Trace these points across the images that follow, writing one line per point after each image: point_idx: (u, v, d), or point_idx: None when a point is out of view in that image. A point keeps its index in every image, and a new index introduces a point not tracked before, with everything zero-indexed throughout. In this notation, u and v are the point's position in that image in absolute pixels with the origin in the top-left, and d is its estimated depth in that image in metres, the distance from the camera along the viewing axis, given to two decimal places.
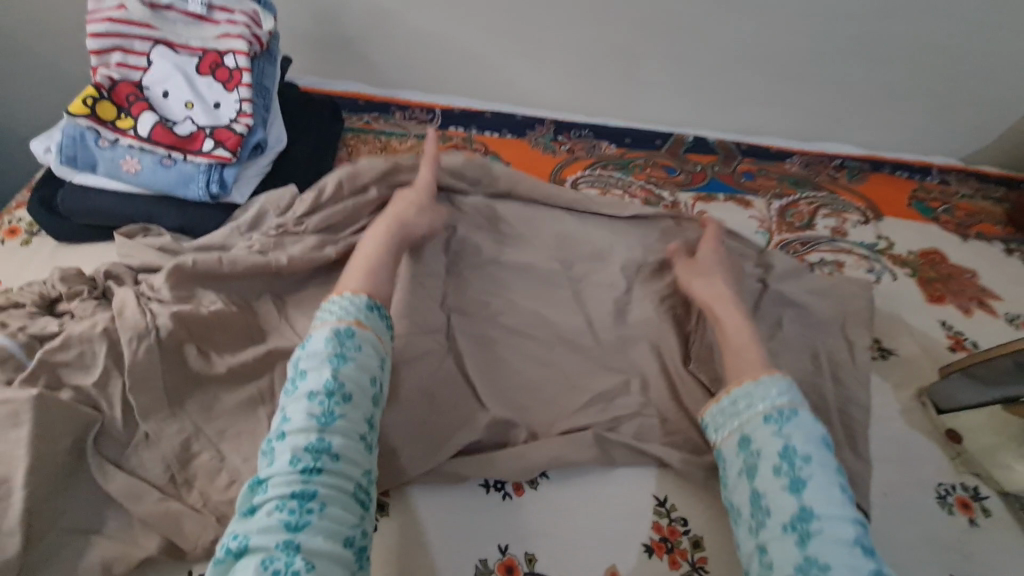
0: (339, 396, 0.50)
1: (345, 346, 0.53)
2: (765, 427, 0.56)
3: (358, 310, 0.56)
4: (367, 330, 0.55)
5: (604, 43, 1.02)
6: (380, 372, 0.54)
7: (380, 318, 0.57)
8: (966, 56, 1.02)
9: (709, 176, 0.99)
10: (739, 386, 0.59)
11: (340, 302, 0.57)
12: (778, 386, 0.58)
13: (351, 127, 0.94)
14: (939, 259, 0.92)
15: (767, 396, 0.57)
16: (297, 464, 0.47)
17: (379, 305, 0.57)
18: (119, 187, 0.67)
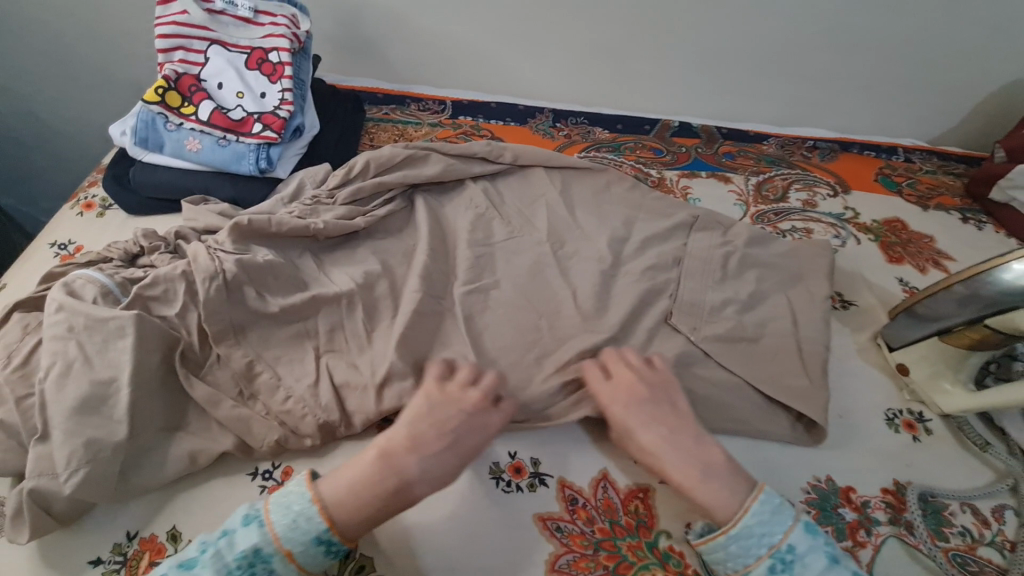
0: None
1: (259, 566, 0.51)
2: None
3: (303, 540, 0.52)
4: (292, 564, 0.52)
5: (598, 39, 1.14)
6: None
7: (323, 552, 0.53)
8: (926, 46, 1.13)
9: (694, 156, 1.10)
10: (726, 533, 0.56)
11: (301, 511, 0.53)
12: (766, 513, 0.56)
13: (372, 117, 1.06)
14: (900, 226, 1.02)
15: (762, 539, 0.55)
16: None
17: (328, 542, 0.53)
18: (182, 165, 0.79)
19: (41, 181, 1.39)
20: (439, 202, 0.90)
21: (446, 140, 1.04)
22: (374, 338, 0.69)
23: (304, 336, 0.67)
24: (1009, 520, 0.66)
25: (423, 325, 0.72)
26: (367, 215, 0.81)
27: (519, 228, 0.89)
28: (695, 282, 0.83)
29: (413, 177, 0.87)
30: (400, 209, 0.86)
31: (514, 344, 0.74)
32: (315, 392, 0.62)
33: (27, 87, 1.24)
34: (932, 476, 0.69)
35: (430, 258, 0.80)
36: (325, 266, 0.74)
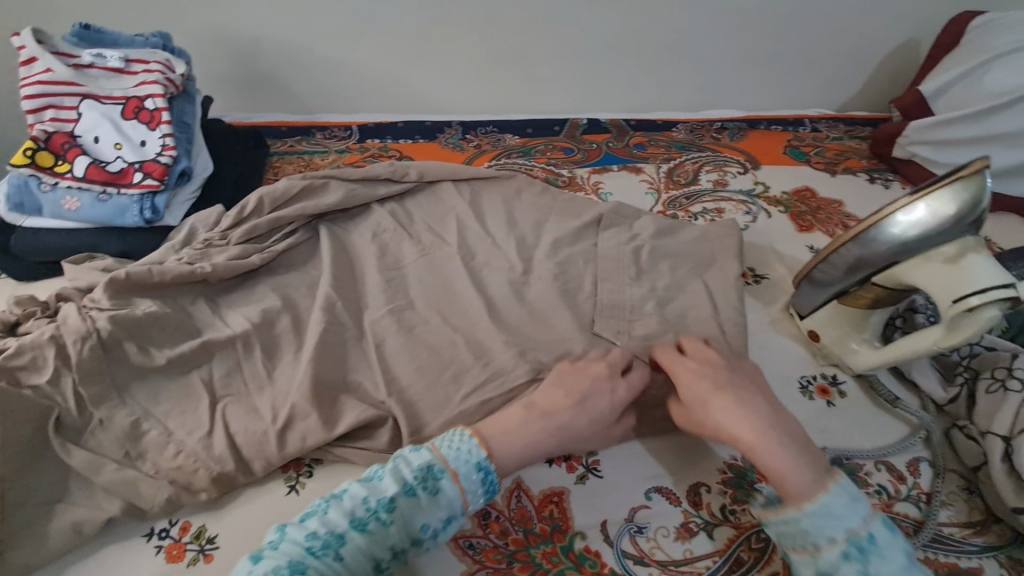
0: (386, 514, 0.52)
1: (429, 481, 0.54)
2: (847, 565, 0.50)
3: (465, 463, 0.56)
4: (457, 485, 0.55)
5: (496, 48, 1.14)
6: (439, 524, 0.54)
7: (482, 480, 0.56)
8: (812, 19, 1.17)
9: (605, 152, 1.11)
10: (800, 508, 0.53)
11: (461, 444, 0.57)
12: (846, 503, 0.52)
13: (276, 151, 1.05)
14: (809, 195, 1.04)
15: (838, 524, 0.51)
16: (310, 540, 0.49)
17: (487, 468, 0.56)
18: (64, 225, 0.76)
19: None
20: (345, 228, 0.89)
21: (354, 165, 1.03)
22: (275, 376, 0.67)
23: (195, 385, 0.64)
24: (924, 472, 0.66)
25: (326, 356, 0.70)
26: (263, 251, 0.79)
27: (429, 245, 0.88)
28: (610, 281, 0.83)
29: (313, 207, 0.86)
30: (304, 241, 0.84)
31: (424, 363, 0.73)
32: (207, 443, 0.60)
33: None
34: (848, 439, 0.69)
35: (334, 287, 0.79)
36: (219, 309, 0.72)
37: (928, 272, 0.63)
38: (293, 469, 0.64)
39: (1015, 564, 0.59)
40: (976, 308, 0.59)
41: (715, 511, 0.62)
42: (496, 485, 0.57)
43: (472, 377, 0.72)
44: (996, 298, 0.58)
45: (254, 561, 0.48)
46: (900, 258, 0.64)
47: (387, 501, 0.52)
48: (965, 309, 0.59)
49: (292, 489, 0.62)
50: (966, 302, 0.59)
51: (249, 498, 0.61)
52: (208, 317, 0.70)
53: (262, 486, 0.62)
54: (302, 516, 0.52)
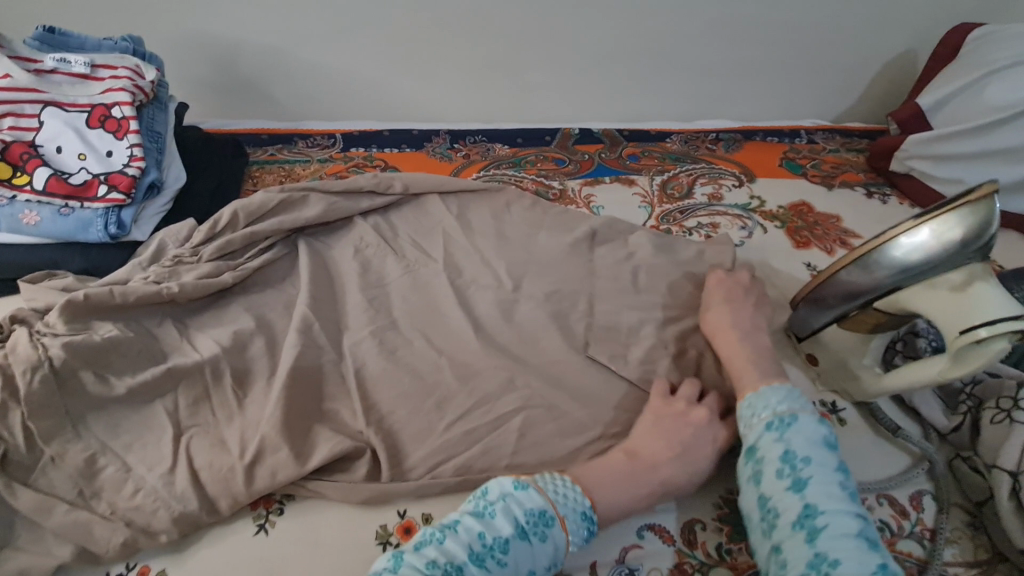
0: (499, 555, 0.50)
1: (541, 526, 0.53)
2: (767, 432, 0.57)
3: (572, 509, 0.55)
4: (566, 533, 0.54)
5: (485, 54, 1.11)
6: (542, 571, 0.52)
7: (585, 530, 0.55)
8: (807, 29, 1.14)
9: (597, 163, 1.08)
10: (745, 398, 0.62)
11: (567, 490, 0.56)
12: (782, 394, 0.61)
13: (256, 160, 1.00)
14: (806, 210, 1.02)
15: (770, 404, 0.60)
16: (430, 569, 0.48)
17: (591, 518, 0.56)
18: (22, 240, 0.72)
19: None
20: (325, 243, 0.85)
21: (337, 175, 0.99)
22: (245, 405, 0.63)
23: (157, 416, 0.60)
24: (927, 506, 0.63)
25: (302, 384, 0.66)
26: (237, 269, 0.75)
27: (414, 262, 0.84)
28: (605, 301, 0.80)
29: (292, 221, 0.81)
30: (282, 257, 0.80)
31: (406, 390, 0.69)
32: (169, 480, 0.57)
33: None
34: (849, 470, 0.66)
35: (311, 306, 0.74)
36: (187, 332, 0.68)
37: (934, 302, 0.60)
38: (263, 506, 0.60)
39: None
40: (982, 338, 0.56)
41: (711, 551, 0.59)
42: (593, 534, 0.56)
43: (457, 404, 0.69)
44: (1005, 331, 0.55)
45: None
46: (901, 284, 0.62)
47: (502, 541, 0.51)
48: (972, 340, 0.56)
49: (260, 529, 0.58)
50: (973, 333, 0.56)
51: (214, 539, 0.57)
52: (174, 341, 0.66)
53: (229, 525, 0.58)
54: (414, 542, 0.51)
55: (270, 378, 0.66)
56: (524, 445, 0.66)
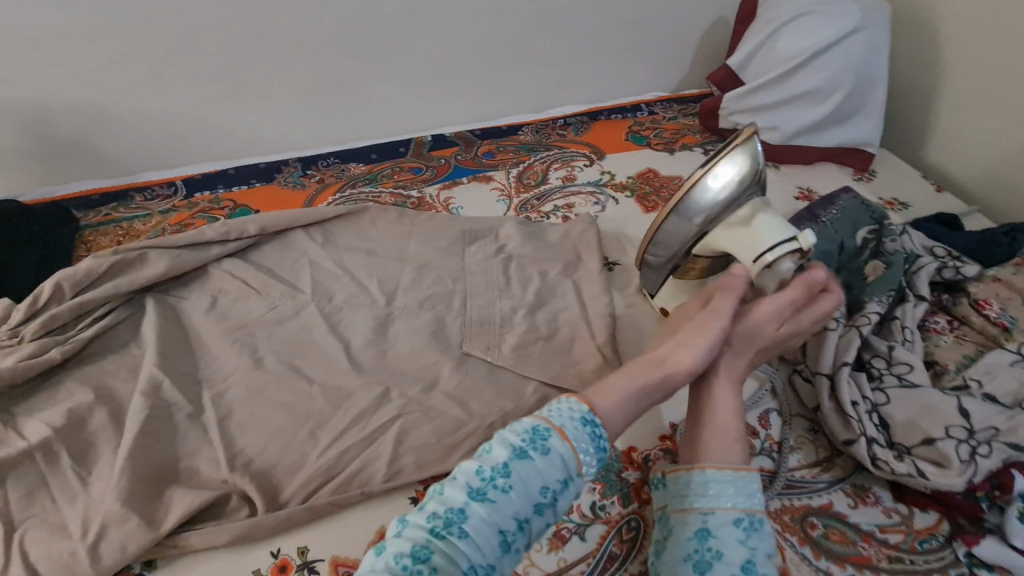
0: (500, 482, 0.47)
1: (539, 441, 0.49)
2: (734, 528, 0.53)
3: (570, 419, 0.51)
4: (567, 442, 0.50)
5: (322, 77, 1.10)
6: (558, 486, 0.49)
7: (592, 434, 0.51)
8: (624, 11, 1.23)
9: (454, 165, 1.10)
10: (718, 469, 0.57)
11: (565, 405, 0.53)
12: (756, 487, 0.56)
13: (88, 224, 0.94)
14: (652, 176, 1.10)
15: (746, 497, 0.55)
16: (431, 521, 0.46)
17: (592, 421, 0.52)
18: None
19: None
20: (172, 296, 0.81)
21: (182, 223, 0.95)
22: (90, 484, 0.60)
23: None
24: (775, 422, 0.69)
25: (153, 446, 0.63)
26: (67, 342, 0.70)
27: (279, 297, 0.83)
28: (481, 296, 0.84)
29: (130, 283, 0.77)
30: (124, 319, 0.76)
31: (275, 428, 0.67)
32: None
33: None
34: None
35: (159, 364, 0.71)
36: (13, 420, 0.63)
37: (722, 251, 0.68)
38: None
39: (859, 491, 0.63)
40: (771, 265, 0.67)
41: (587, 511, 0.62)
42: (605, 439, 0.52)
43: (327, 430, 0.68)
44: (784, 251, 0.65)
45: (380, 553, 0.45)
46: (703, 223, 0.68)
47: (499, 468, 0.48)
48: (764, 264, 0.65)
49: None
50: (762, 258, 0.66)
51: None
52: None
53: None
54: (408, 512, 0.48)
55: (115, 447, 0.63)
56: (400, 453, 0.66)
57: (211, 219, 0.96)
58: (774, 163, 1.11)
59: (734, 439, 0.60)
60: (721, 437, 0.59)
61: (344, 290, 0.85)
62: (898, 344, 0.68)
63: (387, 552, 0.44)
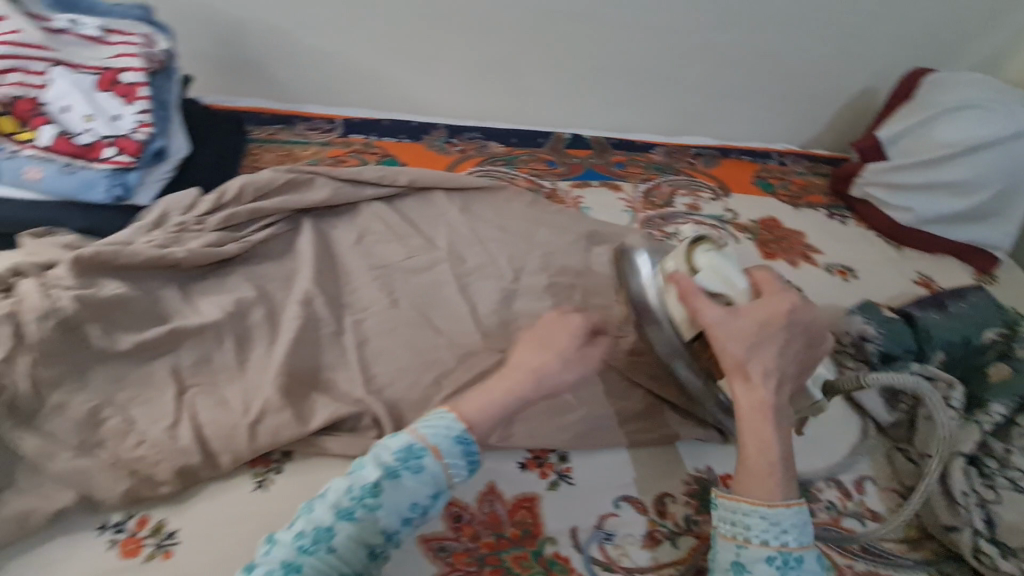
0: (370, 500, 0.52)
1: (414, 461, 0.54)
2: (769, 566, 0.55)
3: (445, 437, 0.56)
4: (439, 460, 0.54)
5: (487, 56, 1.16)
6: (427, 500, 0.54)
7: (465, 451, 0.56)
8: (783, 60, 1.24)
9: (586, 167, 1.14)
10: (755, 507, 0.57)
11: (443, 420, 0.57)
12: (795, 525, 0.57)
13: (255, 138, 1.02)
14: (775, 225, 1.10)
15: (781, 535, 0.56)
16: (299, 539, 0.49)
17: (466, 439, 0.56)
18: (24, 196, 0.72)
19: None
20: (326, 223, 0.87)
21: (337, 159, 1.02)
22: (247, 370, 0.66)
23: (161, 372, 0.62)
24: (869, 490, 0.71)
25: (302, 352, 0.69)
26: (240, 240, 0.77)
27: (417, 248, 0.88)
28: (601, 297, 0.88)
29: (297, 202, 0.84)
30: (284, 233, 0.83)
31: (405, 365, 0.73)
32: (173, 433, 0.58)
33: None
34: (806, 457, 0.73)
35: (313, 282, 0.77)
36: (190, 296, 0.70)
37: (674, 304, 0.68)
38: (261, 465, 0.62)
39: None
40: (703, 271, 0.66)
41: (680, 521, 0.65)
42: (477, 455, 0.57)
43: (451, 380, 0.72)
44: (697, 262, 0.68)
45: (252, 566, 0.48)
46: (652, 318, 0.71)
47: (372, 485, 0.52)
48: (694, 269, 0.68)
49: (259, 486, 0.60)
50: (696, 257, 0.68)
51: (212, 494, 0.58)
52: (180, 304, 0.68)
53: (226, 482, 0.60)
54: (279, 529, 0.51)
55: (270, 343, 0.69)
56: None
57: (363, 162, 1.02)
58: (896, 243, 1.12)
59: (765, 470, 0.58)
60: (751, 475, 0.59)
61: (477, 257, 0.89)
62: (1016, 450, 0.68)
63: (258, 566, 0.48)
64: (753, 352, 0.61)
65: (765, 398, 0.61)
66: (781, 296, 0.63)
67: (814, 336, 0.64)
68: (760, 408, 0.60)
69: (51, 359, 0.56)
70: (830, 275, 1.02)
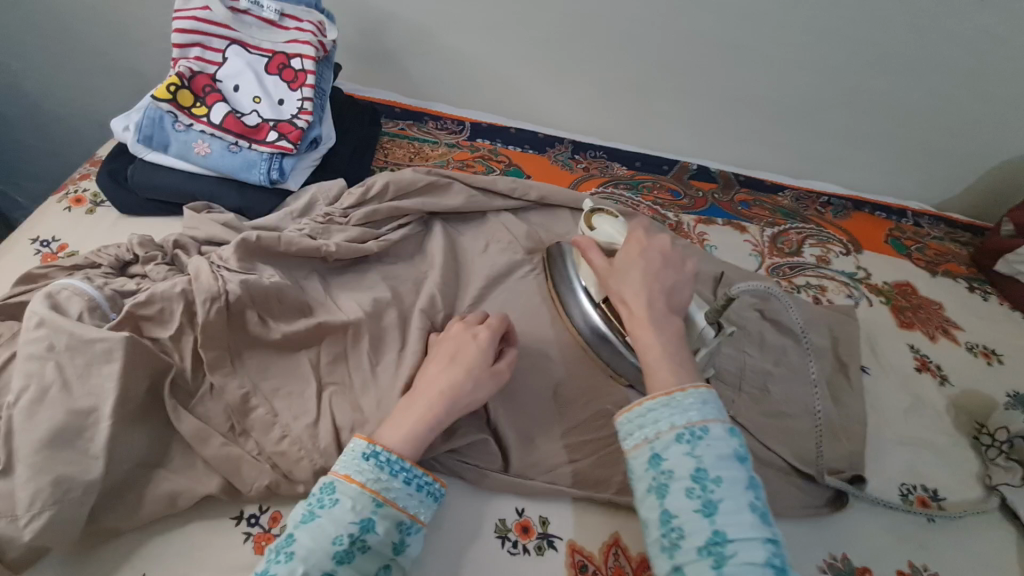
0: (283, 554, 0.46)
1: (325, 496, 0.50)
2: (679, 445, 0.53)
3: (352, 459, 0.52)
4: (351, 482, 0.50)
5: (620, 75, 1.12)
6: (355, 530, 0.48)
7: (379, 464, 0.52)
8: (943, 114, 1.11)
9: (710, 202, 1.09)
10: (654, 398, 0.56)
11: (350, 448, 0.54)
12: (692, 402, 0.55)
13: (388, 132, 1.02)
14: (910, 291, 1.02)
15: (684, 414, 0.55)
16: None
17: (376, 451, 0.52)
18: (187, 167, 0.75)
19: (44, 165, 1.35)
20: (457, 230, 0.86)
21: (463, 162, 1.01)
22: (378, 374, 0.62)
23: (303, 366, 0.61)
24: None
25: None
26: (380, 239, 0.76)
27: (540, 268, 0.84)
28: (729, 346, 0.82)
29: (433, 205, 0.83)
30: (416, 235, 0.81)
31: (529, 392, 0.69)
32: (314, 432, 0.57)
33: (35, 74, 1.20)
34: (945, 562, 0.68)
35: (443, 289, 0.75)
36: (333, 290, 0.70)
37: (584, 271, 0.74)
38: None
39: None
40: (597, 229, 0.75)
41: None
42: (398, 464, 0.53)
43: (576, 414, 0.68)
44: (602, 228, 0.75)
45: None
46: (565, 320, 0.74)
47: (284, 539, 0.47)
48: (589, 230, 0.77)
49: None
50: (593, 219, 0.78)
51: None
52: (322, 298, 0.67)
53: None
54: None
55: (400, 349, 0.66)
56: None
57: (489, 169, 1.01)
58: None
59: (661, 361, 0.59)
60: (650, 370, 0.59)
61: None
62: None
63: None
64: (625, 281, 0.66)
65: (648, 304, 0.64)
66: (637, 232, 0.71)
67: (666, 255, 0.68)
68: (640, 317, 0.63)
69: (214, 340, 0.57)
70: (973, 355, 0.93)
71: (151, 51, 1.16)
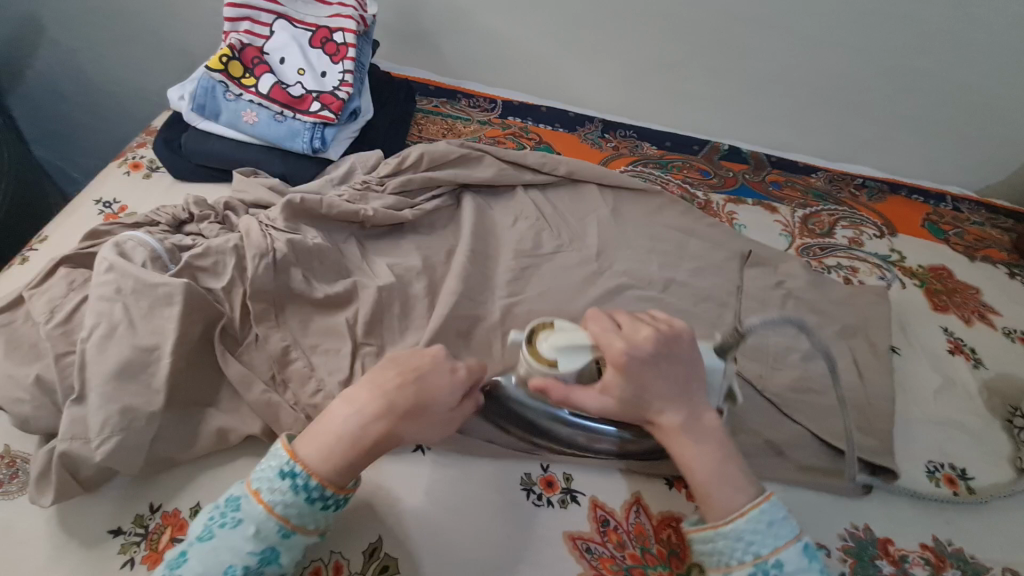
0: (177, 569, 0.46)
1: (229, 513, 0.48)
2: None
3: (268, 476, 0.49)
4: (259, 505, 0.48)
5: (651, 54, 1.12)
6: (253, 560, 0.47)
7: (293, 490, 0.49)
8: (987, 94, 1.08)
9: (740, 182, 1.09)
10: (715, 528, 0.53)
11: (272, 457, 0.51)
12: (761, 524, 0.52)
13: (422, 108, 1.05)
14: (945, 275, 1.00)
15: (752, 547, 0.51)
16: None
17: (292, 473, 0.49)
18: (236, 135, 0.79)
19: (101, 140, 1.43)
20: (487, 202, 0.87)
21: (495, 139, 1.03)
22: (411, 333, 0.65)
23: (340, 322, 0.64)
24: None
25: (462, 326, 0.69)
26: (414, 207, 0.79)
27: (566, 241, 0.85)
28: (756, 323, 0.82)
29: (465, 177, 0.85)
30: (448, 206, 0.84)
31: None
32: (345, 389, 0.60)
33: (91, 52, 1.27)
34: (969, 538, 0.68)
35: (474, 256, 0.77)
36: (370, 254, 0.73)
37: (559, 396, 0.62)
38: None
39: None
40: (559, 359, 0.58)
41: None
42: (314, 491, 0.49)
43: None
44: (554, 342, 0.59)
45: None
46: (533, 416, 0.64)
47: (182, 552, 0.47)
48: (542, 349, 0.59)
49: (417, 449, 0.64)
50: (541, 349, 0.59)
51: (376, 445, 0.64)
52: (360, 262, 0.71)
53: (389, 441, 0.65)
54: None
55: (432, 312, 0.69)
56: None
57: (519, 145, 1.03)
58: None
59: (724, 483, 0.54)
60: (707, 502, 0.55)
61: (631, 254, 0.86)
62: None
63: None
64: (638, 394, 0.57)
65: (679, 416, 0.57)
66: (612, 339, 0.58)
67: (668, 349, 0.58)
68: (675, 430, 0.57)
69: (262, 293, 0.61)
70: (1010, 341, 0.91)
71: (200, 30, 1.21)
